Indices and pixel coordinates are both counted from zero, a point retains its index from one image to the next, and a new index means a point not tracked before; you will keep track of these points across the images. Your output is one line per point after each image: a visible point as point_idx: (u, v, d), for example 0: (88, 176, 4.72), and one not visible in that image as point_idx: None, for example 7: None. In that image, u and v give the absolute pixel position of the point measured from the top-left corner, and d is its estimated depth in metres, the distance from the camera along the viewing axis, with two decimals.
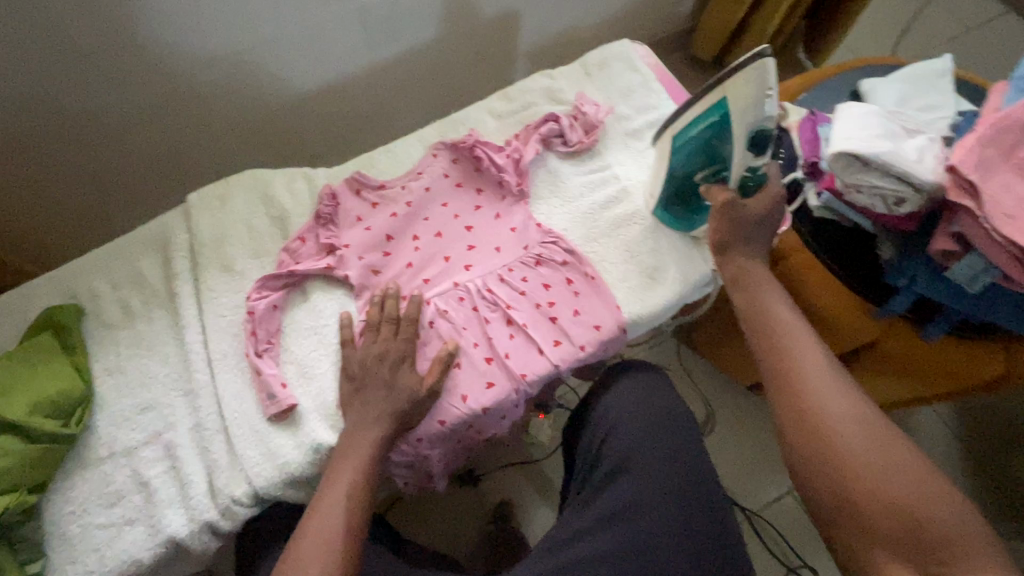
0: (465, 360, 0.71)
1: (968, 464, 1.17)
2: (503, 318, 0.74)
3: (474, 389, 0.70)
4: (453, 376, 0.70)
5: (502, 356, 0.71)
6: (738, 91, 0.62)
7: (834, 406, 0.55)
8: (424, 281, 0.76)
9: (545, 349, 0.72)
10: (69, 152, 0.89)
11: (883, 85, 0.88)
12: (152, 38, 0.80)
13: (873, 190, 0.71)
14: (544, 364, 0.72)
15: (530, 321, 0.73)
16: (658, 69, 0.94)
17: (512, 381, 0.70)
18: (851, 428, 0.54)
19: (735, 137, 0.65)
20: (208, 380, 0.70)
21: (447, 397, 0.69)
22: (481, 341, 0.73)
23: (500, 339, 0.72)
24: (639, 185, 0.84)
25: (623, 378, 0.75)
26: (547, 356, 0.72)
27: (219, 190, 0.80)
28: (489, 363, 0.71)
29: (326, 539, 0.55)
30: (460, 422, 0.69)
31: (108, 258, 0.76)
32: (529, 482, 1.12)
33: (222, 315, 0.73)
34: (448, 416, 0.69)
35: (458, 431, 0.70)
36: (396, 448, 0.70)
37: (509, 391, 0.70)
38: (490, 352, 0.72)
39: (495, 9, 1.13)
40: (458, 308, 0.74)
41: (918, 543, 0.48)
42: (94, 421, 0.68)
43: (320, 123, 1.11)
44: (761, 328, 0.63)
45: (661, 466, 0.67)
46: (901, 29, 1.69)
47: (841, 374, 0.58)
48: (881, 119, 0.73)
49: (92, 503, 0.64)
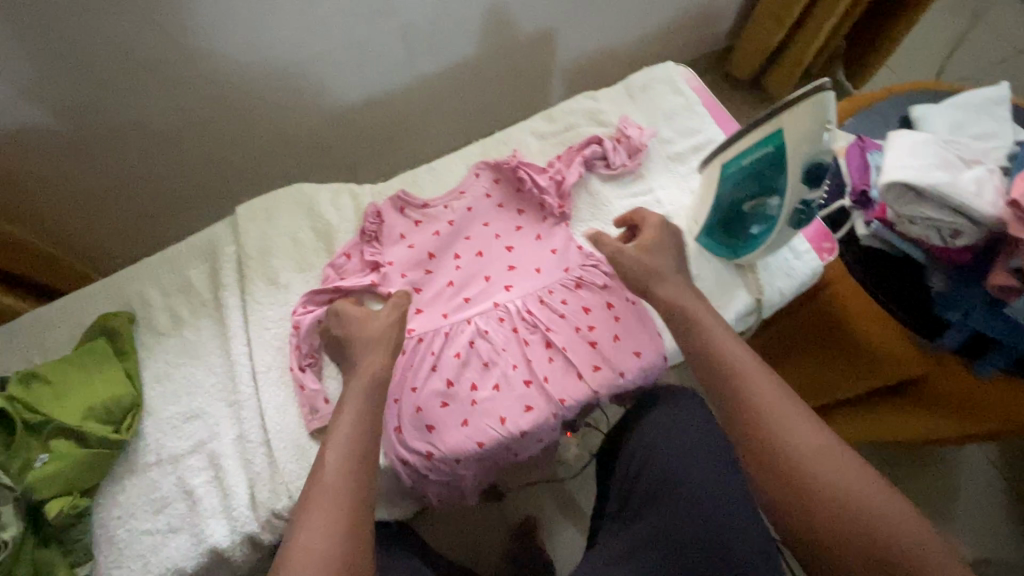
0: (504, 382, 0.71)
1: (1014, 503, 1.12)
2: (542, 340, 0.74)
3: (513, 412, 0.70)
4: (490, 397, 0.70)
5: (541, 379, 0.71)
6: (796, 124, 0.62)
7: (797, 447, 0.55)
8: (464, 300, 0.76)
9: (584, 374, 0.72)
10: (124, 161, 0.92)
11: (936, 112, 0.87)
12: (209, 53, 0.83)
13: (927, 222, 0.69)
14: (583, 389, 0.71)
15: (568, 345, 0.73)
16: (702, 91, 0.93)
17: (551, 406, 0.70)
18: (800, 442, 0.55)
19: (791, 168, 0.65)
20: (252, 393, 0.71)
21: (484, 419, 0.69)
22: (520, 363, 0.73)
23: (539, 362, 0.73)
24: (682, 210, 0.83)
25: (654, 409, 0.73)
26: (586, 381, 0.72)
27: (268, 204, 0.81)
28: (528, 386, 0.71)
29: (340, 499, 0.51)
30: (497, 445, 0.69)
31: (159, 266, 0.79)
32: (556, 501, 1.11)
33: (268, 327, 0.74)
34: (486, 437, 0.68)
35: (496, 454, 0.70)
36: (431, 466, 0.69)
37: (548, 416, 0.70)
38: (530, 376, 0.72)
39: (535, 27, 1.14)
40: (498, 328, 0.74)
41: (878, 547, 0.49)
42: (142, 428, 0.70)
43: (360, 136, 1.13)
44: (713, 377, 0.62)
45: (692, 497, 0.65)
46: (946, 51, 1.66)
47: (782, 390, 0.59)
48: (937, 150, 0.72)
49: (138, 509, 0.66)
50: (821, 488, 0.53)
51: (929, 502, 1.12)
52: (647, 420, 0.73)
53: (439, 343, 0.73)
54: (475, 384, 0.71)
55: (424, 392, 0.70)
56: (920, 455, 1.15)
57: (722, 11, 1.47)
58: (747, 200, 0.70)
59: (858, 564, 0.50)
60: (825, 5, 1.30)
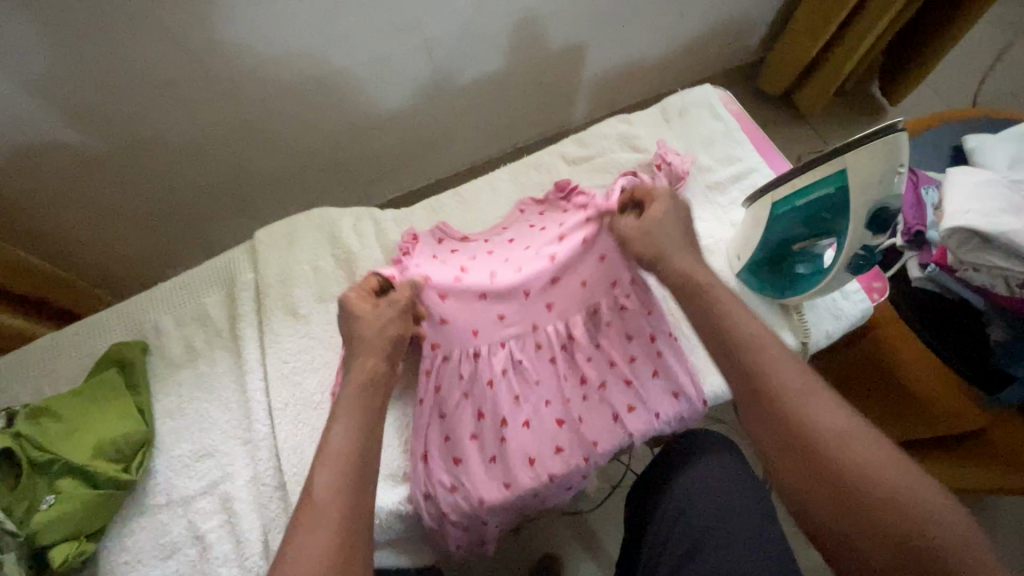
0: (535, 419, 0.68)
1: None
2: (577, 376, 0.70)
3: (543, 453, 0.66)
4: (520, 434, 0.66)
5: (574, 419, 0.68)
6: (861, 164, 0.56)
7: (824, 427, 0.48)
8: (500, 317, 0.71)
9: (620, 416, 0.68)
10: (142, 181, 0.89)
11: (993, 145, 0.82)
12: (227, 69, 0.80)
13: (994, 270, 0.65)
14: (618, 433, 0.67)
15: (605, 382, 0.70)
16: (742, 117, 0.89)
17: (583, 449, 0.66)
18: (841, 445, 0.47)
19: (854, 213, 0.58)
20: (268, 431, 0.68)
21: (513, 459, 0.65)
22: (553, 399, 0.69)
23: (573, 400, 0.69)
24: (723, 244, 0.78)
25: (693, 462, 0.68)
26: (622, 424, 0.67)
27: (287, 229, 0.78)
28: (559, 425, 0.68)
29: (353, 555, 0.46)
30: (525, 490, 0.64)
31: (174, 293, 0.76)
32: (574, 535, 1.08)
33: (286, 361, 0.70)
34: (514, 480, 0.64)
35: (521, 500, 0.65)
36: (453, 508, 0.64)
37: (580, 460, 0.66)
38: (563, 414, 0.68)
39: (562, 42, 1.10)
40: (532, 357, 0.71)
41: (930, 575, 0.42)
42: (153, 466, 0.67)
43: (381, 150, 1.09)
44: (729, 344, 0.54)
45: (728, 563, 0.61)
46: (986, 67, 1.59)
47: (815, 383, 0.51)
48: (1002, 190, 0.67)
49: (147, 553, 0.63)
50: (851, 472, 0.46)
51: None
52: (687, 475, 0.68)
53: (469, 367, 0.69)
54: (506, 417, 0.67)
55: (453, 422, 0.67)
56: None
57: (753, 25, 1.42)
58: (798, 241, 0.66)
59: (894, 563, 0.43)
60: (864, 21, 1.25)
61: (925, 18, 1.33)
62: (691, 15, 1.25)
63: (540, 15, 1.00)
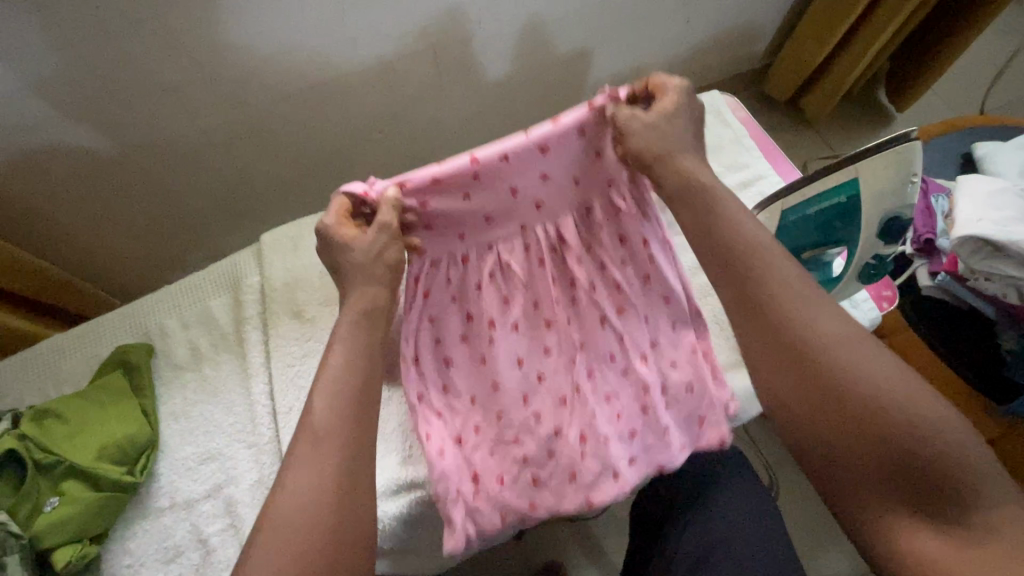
0: (524, 323, 0.62)
1: None
2: (568, 276, 0.62)
3: (531, 354, 0.62)
4: (508, 339, 0.61)
5: (565, 324, 0.62)
6: (875, 175, 0.57)
7: (827, 336, 0.45)
8: (485, 216, 0.56)
9: (613, 321, 0.62)
10: (148, 184, 0.90)
11: (1004, 153, 0.81)
12: (232, 72, 0.80)
13: (1006, 279, 0.65)
14: (611, 338, 0.62)
15: (597, 280, 0.62)
16: (749, 123, 0.89)
17: (573, 355, 0.62)
18: (843, 355, 0.44)
19: None
20: (273, 435, 0.67)
21: (498, 363, 0.61)
22: (540, 299, 0.62)
23: (565, 304, 0.62)
24: None
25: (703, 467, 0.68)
26: (615, 330, 0.62)
27: (293, 232, 0.78)
28: (548, 329, 0.62)
29: None
30: (512, 393, 0.61)
31: (179, 295, 0.76)
32: (576, 541, 1.11)
33: (290, 364, 0.70)
34: (502, 381, 0.61)
35: (511, 411, 0.61)
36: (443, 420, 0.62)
37: (569, 364, 0.62)
38: (549, 316, 0.62)
39: (568, 46, 1.10)
40: (519, 255, 0.60)
41: (925, 487, 0.40)
42: (158, 469, 0.67)
43: (386, 154, 1.09)
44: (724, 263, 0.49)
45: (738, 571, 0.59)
46: (993, 74, 1.58)
47: (820, 290, 0.47)
48: (1014, 200, 0.67)
49: (150, 556, 0.63)
50: (851, 381, 0.43)
51: None
52: (693, 484, 0.67)
53: (455, 271, 0.60)
54: (491, 318, 0.61)
55: (437, 326, 0.63)
56: None
57: (759, 31, 1.42)
58: (807, 249, 0.63)
59: (887, 473, 0.42)
60: (871, 27, 1.25)
61: (933, 24, 1.33)
62: (697, 20, 1.25)
63: (546, 19, 1.00)
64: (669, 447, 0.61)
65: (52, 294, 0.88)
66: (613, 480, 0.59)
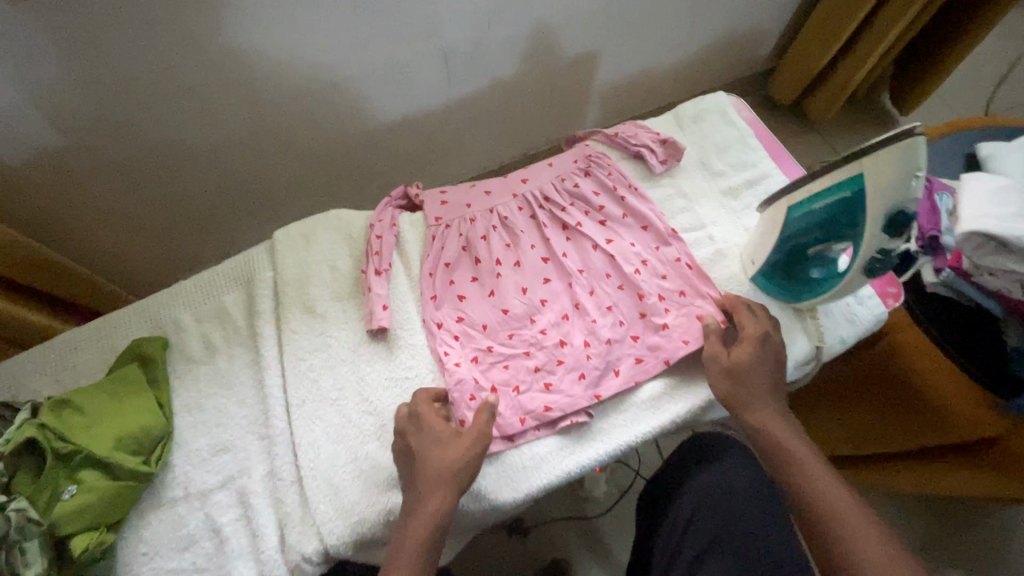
0: (525, 259, 0.79)
1: None
2: (559, 224, 0.82)
3: (533, 282, 0.77)
4: (512, 271, 0.78)
5: (559, 255, 0.79)
6: (877, 170, 0.56)
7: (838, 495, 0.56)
8: (487, 192, 0.83)
9: (598, 245, 0.79)
10: (163, 183, 0.92)
11: (1008, 152, 0.82)
12: (248, 74, 0.82)
13: (1010, 274, 0.66)
14: (599, 257, 0.79)
15: (582, 221, 0.81)
16: (754, 123, 0.90)
17: (567, 277, 0.78)
18: (854, 510, 0.55)
19: (869, 216, 0.58)
20: (285, 427, 0.68)
21: (507, 289, 0.77)
22: (538, 243, 0.80)
23: (557, 241, 0.80)
24: (739, 249, 0.79)
25: (695, 472, 0.70)
26: (601, 251, 0.79)
27: (305, 229, 0.80)
28: (546, 262, 0.79)
29: None
30: (522, 314, 0.75)
31: (194, 291, 0.77)
32: (580, 539, 1.13)
33: (302, 358, 0.71)
34: (510, 305, 0.75)
35: (521, 331, 0.74)
36: (466, 342, 0.73)
37: (565, 285, 0.77)
38: (546, 254, 0.80)
39: (575, 50, 1.12)
40: (519, 215, 0.82)
41: None
42: (171, 459, 0.68)
43: (394, 155, 1.11)
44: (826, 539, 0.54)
45: (744, 554, 0.62)
46: (997, 78, 1.59)
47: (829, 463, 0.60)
48: (1019, 197, 0.68)
49: (163, 546, 0.63)
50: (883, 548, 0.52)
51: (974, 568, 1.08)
52: (700, 475, 0.70)
53: (466, 229, 0.80)
54: (500, 257, 0.78)
55: (455, 271, 0.78)
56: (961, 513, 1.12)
57: (764, 35, 1.44)
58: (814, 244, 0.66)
59: None
60: (874, 30, 1.26)
61: (936, 30, 1.34)
62: (703, 25, 1.27)
63: (554, 24, 1.02)
64: (666, 342, 0.72)
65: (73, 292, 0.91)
66: (615, 377, 0.71)
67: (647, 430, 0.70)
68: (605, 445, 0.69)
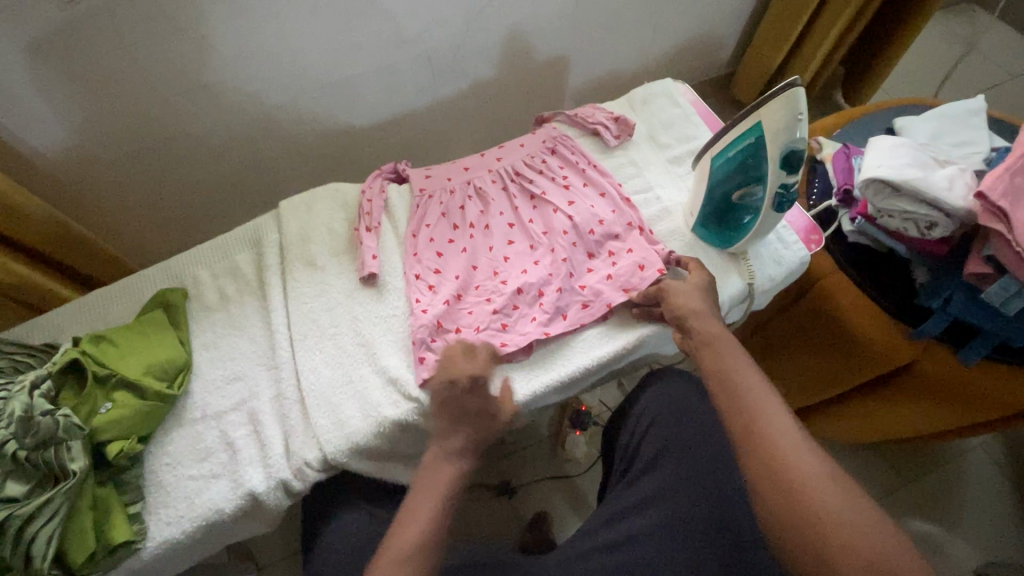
0: (494, 223, 0.90)
1: (1003, 511, 1.18)
2: (528, 195, 0.93)
3: (499, 243, 0.88)
4: (482, 235, 0.89)
5: (524, 221, 0.90)
6: (772, 116, 0.68)
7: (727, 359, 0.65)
8: (465, 167, 0.95)
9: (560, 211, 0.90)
10: (182, 172, 1.04)
11: (917, 122, 0.93)
12: (258, 73, 0.94)
13: (906, 215, 0.78)
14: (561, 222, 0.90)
15: (547, 192, 0.92)
16: (697, 103, 1.02)
17: (530, 239, 0.89)
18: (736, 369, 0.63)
19: (769, 158, 0.70)
20: (287, 358, 0.79)
21: (478, 248, 0.88)
22: (506, 210, 0.91)
23: (524, 209, 0.91)
24: (680, 206, 0.91)
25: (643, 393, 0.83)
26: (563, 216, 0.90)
27: (307, 199, 0.91)
28: (511, 227, 0.90)
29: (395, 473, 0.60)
30: (487, 270, 0.86)
31: (210, 253, 0.89)
32: (562, 496, 1.22)
33: (305, 302, 0.83)
34: (479, 263, 0.86)
35: (486, 283, 0.84)
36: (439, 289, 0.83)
37: (527, 246, 0.88)
38: (512, 220, 0.91)
39: (547, 53, 1.25)
40: (492, 187, 0.93)
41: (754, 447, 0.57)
42: (191, 387, 0.78)
43: (387, 147, 1.23)
44: (755, 454, 0.56)
45: (688, 455, 0.74)
46: (942, 75, 1.72)
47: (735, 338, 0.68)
48: (911, 151, 0.80)
49: (185, 457, 0.73)
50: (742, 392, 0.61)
51: (925, 515, 1.17)
52: (648, 393, 0.82)
53: (445, 199, 0.92)
54: (473, 221, 0.90)
55: (435, 231, 0.89)
56: (912, 467, 1.22)
57: (721, 41, 1.58)
58: (735, 189, 0.78)
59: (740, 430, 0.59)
60: (818, 31, 1.40)
61: (878, 30, 1.48)
62: (664, 30, 1.41)
63: (526, 28, 1.16)
64: (611, 290, 0.83)
65: (105, 270, 1.02)
66: (562, 320, 0.81)
67: (599, 355, 0.80)
68: (563, 368, 0.79)
